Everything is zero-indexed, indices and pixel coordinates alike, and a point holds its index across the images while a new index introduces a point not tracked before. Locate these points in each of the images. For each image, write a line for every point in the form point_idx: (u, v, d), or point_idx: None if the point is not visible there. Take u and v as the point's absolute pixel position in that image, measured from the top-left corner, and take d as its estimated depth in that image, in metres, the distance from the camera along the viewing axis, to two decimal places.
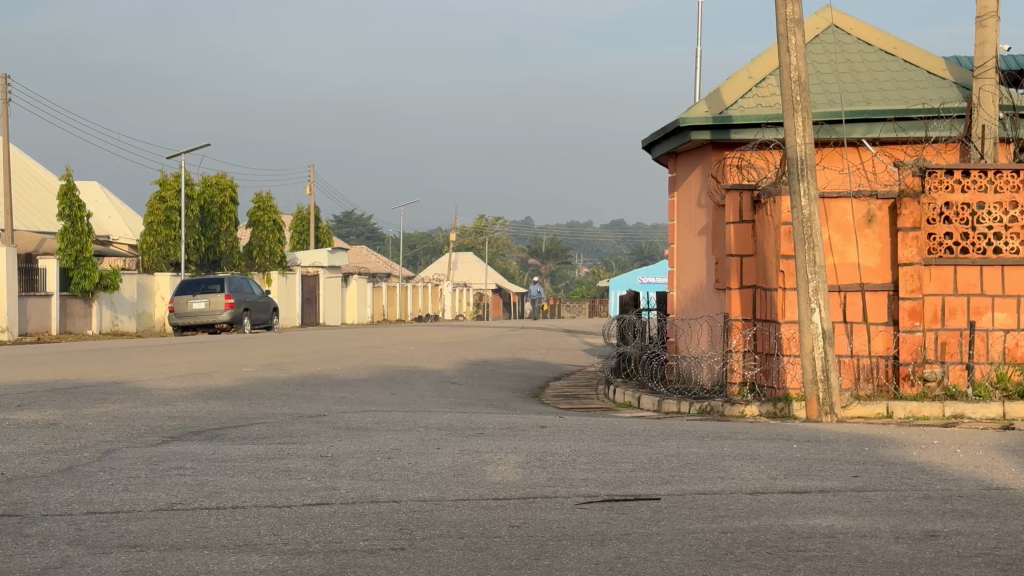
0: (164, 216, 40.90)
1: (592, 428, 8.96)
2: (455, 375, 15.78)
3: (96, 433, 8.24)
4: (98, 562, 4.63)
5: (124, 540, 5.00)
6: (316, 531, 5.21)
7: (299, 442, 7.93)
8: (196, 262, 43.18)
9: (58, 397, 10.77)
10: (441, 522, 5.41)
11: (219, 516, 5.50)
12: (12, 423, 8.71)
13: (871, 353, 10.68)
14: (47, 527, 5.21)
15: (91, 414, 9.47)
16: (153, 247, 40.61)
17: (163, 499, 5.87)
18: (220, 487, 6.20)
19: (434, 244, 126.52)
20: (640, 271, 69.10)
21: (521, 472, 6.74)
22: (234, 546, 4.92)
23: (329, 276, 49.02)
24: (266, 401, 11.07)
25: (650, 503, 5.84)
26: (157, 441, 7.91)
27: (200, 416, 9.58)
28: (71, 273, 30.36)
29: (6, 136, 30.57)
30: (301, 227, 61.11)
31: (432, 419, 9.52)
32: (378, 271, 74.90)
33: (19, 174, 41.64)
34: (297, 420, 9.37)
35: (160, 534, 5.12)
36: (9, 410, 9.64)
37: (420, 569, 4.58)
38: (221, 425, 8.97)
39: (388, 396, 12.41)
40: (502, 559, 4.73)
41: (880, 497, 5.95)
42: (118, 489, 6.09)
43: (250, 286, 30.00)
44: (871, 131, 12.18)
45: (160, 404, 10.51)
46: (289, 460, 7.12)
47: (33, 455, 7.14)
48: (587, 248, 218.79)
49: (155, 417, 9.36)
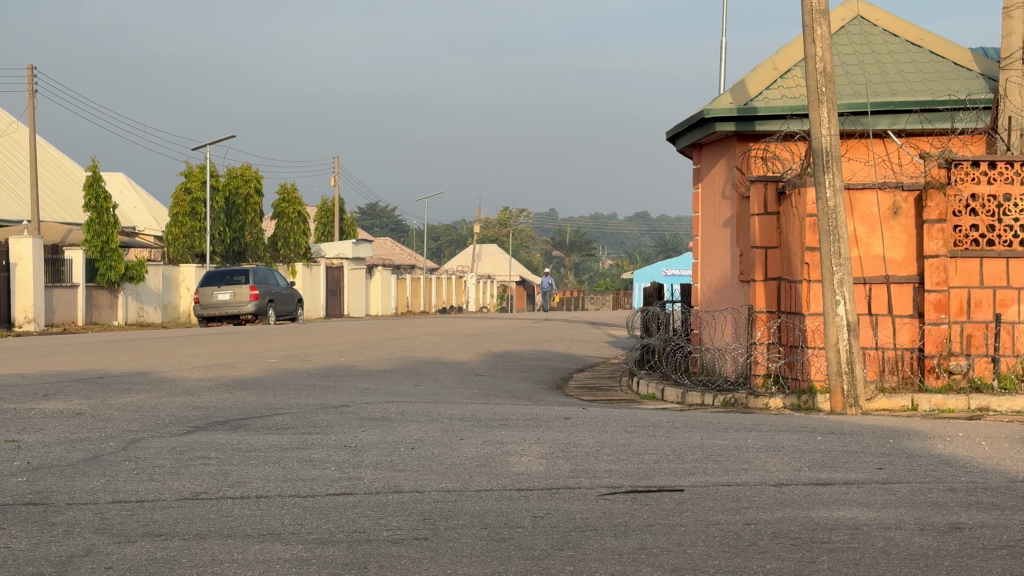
0: (190, 208, 41.04)
1: (617, 420, 8.96)
2: (479, 366, 15.79)
3: (121, 423, 8.28)
4: (123, 551, 4.66)
5: (148, 529, 5.02)
6: (340, 521, 5.22)
7: (323, 433, 7.96)
8: (221, 253, 43.30)
9: (84, 387, 10.83)
10: (464, 512, 5.41)
11: (244, 505, 5.52)
12: (38, 413, 8.76)
13: (896, 345, 10.66)
14: (72, 516, 5.24)
15: (116, 404, 9.52)
16: (179, 239, 40.68)
17: (188, 488, 5.90)
18: (244, 477, 6.23)
19: (457, 236, 126.59)
20: (666, 263, 69.00)
21: (544, 463, 6.75)
22: (259, 535, 4.93)
23: (353, 269, 49.12)
24: (290, 391, 11.09)
25: (674, 494, 5.83)
26: (181, 431, 7.94)
27: (224, 406, 9.61)
28: (97, 264, 30.50)
29: (32, 128, 30.73)
30: (326, 218, 61.18)
31: (455, 410, 9.53)
32: (403, 263, 75.04)
33: (45, 166, 41.88)
34: (321, 410, 9.40)
35: (185, 523, 5.14)
36: (35, 400, 9.69)
37: (443, 559, 4.59)
38: (246, 415, 9.00)
39: (412, 387, 12.43)
40: (525, 549, 4.74)
41: (905, 489, 5.93)
42: (143, 478, 6.12)
43: (275, 277, 30.07)
44: (896, 122, 12.12)
45: (185, 394, 10.55)
46: (313, 450, 7.14)
47: (58, 444, 7.18)
48: (612, 241, 218.15)
49: (180, 408, 9.41)
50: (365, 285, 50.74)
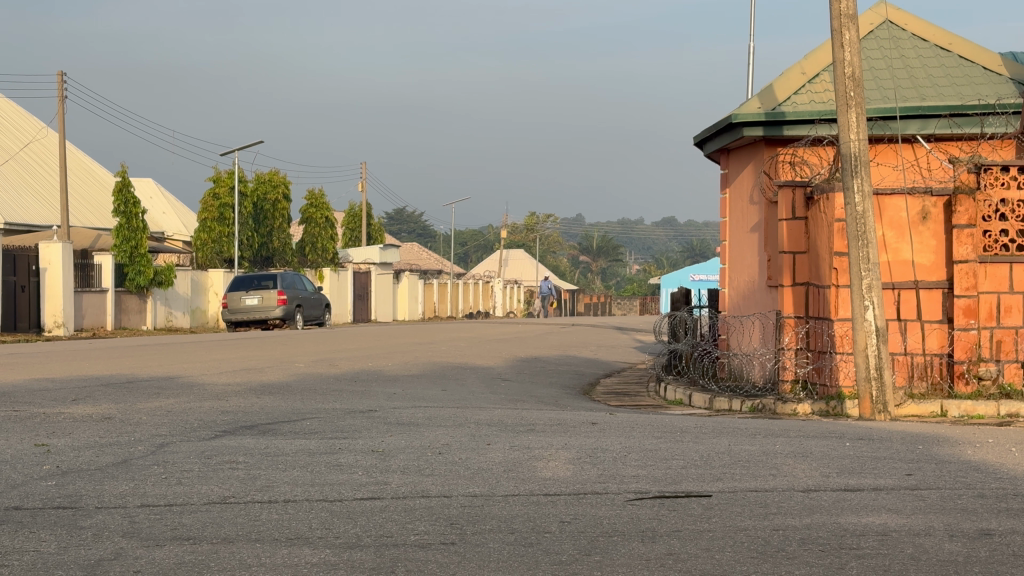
0: (218, 213, 41.22)
1: (644, 425, 8.93)
2: (506, 371, 15.81)
3: (150, 427, 8.31)
4: (151, 555, 4.68)
5: (177, 533, 5.04)
6: (367, 525, 5.23)
7: (351, 437, 7.97)
8: (249, 258, 43.45)
9: (114, 392, 10.88)
10: (492, 517, 5.42)
11: (271, 510, 5.53)
12: (69, 417, 8.82)
13: (924, 351, 10.60)
14: (100, 520, 5.26)
15: (145, 408, 9.56)
16: (208, 243, 40.95)
17: (216, 492, 5.92)
18: (272, 481, 6.24)
19: (485, 241, 126.62)
20: (693, 268, 69.13)
21: (571, 468, 6.75)
22: (286, 540, 4.95)
23: (380, 273, 49.18)
24: (318, 396, 11.12)
25: (702, 500, 5.82)
26: (210, 436, 7.96)
27: (252, 410, 9.66)
28: (127, 269, 30.66)
29: (62, 134, 30.90)
30: (353, 223, 61.35)
31: (482, 415, 9.53)
32: (430, 267, 75.15)
33: (75, 172, 42.16)
34: (349, 415, 9.41)
35: (213, 527, 5.16)
36: (64, 404, 9.75)
37: (471, 564, 4.59)
38: (274, 419, 9.03)
39: (439, 392, 12.43)
40: (553, 555, 4.73)
41: (935, 495, 5.89)
42: (172, 482, 6.15)
43: (302, 282, 30.12)
44: (925, 127, 12.08)
45: (214, 398, 10.58)
46: (341, 455, 7.14)
47: (88, 448, 7.22)
48: (639, 245, 217.89)
49: (209, 412, 9.45)
50: (392, 290, 50.84)
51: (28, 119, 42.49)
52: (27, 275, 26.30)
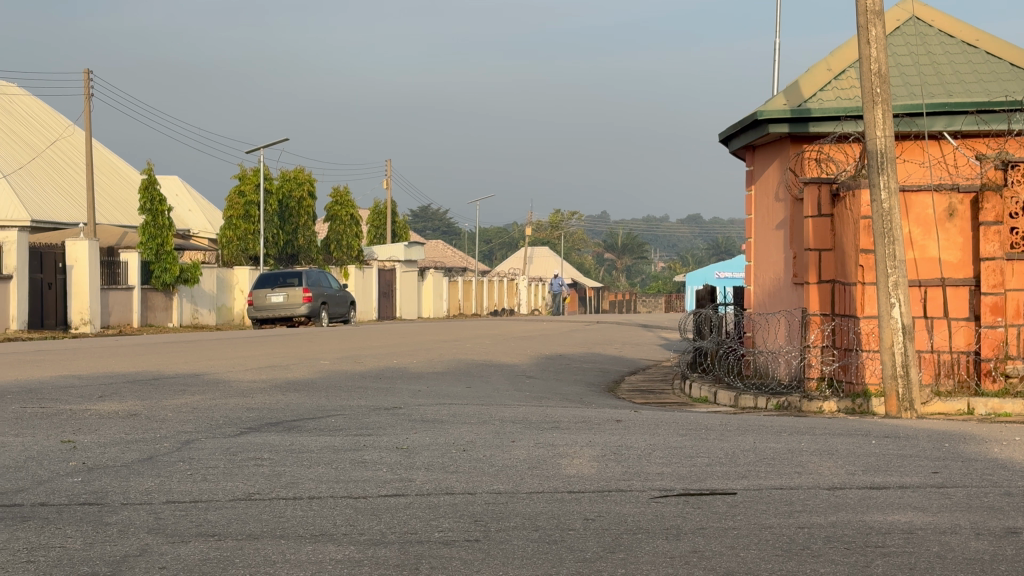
0: (243, 211, 41.36)
1: (669, 423, 8.91)
2: (530, 369, 15.80)
3: (176, 424, 8.35)
4: (177, 550, 4.69)
5: (202, 529, 5.06)
6: (392, 522, 5.24)
7: (376, 434, 7.99)
8: (275, 256, 43.54)
9: (140, 389, 10.93)
10: (517, 514, 5.41)
11: (296, 506, 5.55)
12: (95, 414, 8.87)
13: (951, 348, 10.54)
14: (126, 516, 5.28)
15: (171, 405, 9.61)
16: (233, 241, 41.14)
17: (241, 489, 5.94)
18: (297, 478, 6.26)
19: (510, 238, 126.63)
20: (718, 265, 68.90)
21: (596, 466, 6.74)
22: (311, 536, 4.96)
23: (405, 271, 49.21)
24: (344, 394, 11.14)
25: (727, 498, 5.80)
26: (235, 432, 7.99)
27: (277, 407, 9.69)
28: (153, 266, 30.79)
29: (88, 132, 31.02)
30: (378, 220, 61.42)
31: (507, 412, 9.53)
32: (455, 265, 75.21)
33: (102, 170, 42.37)
34: (373, 412, 9.44)
35: (238, 524, 5.18)
36: (90, 401, 9.79)
37: (494, 560, 4.59)
38: (299, 416, 9.06)
39: (464, 390, 12.43)
40: (577, 551, 4.73)
41: (961, 493, 5.86)
42: (197, 479, 6.16)
43: (327, 279, 30.15)
44: (952, 124, 11.98)
45: (239, 395, 10.62)
46: (365, 452, 7.16)
47: (114, 445, 7.25)
48: (665, 241, 217.48)
49: (234, 409, 9.48)
50: (417, 287, 50.90)
51: (54, 117, 42.73)
52: (53, 272, 26.43)
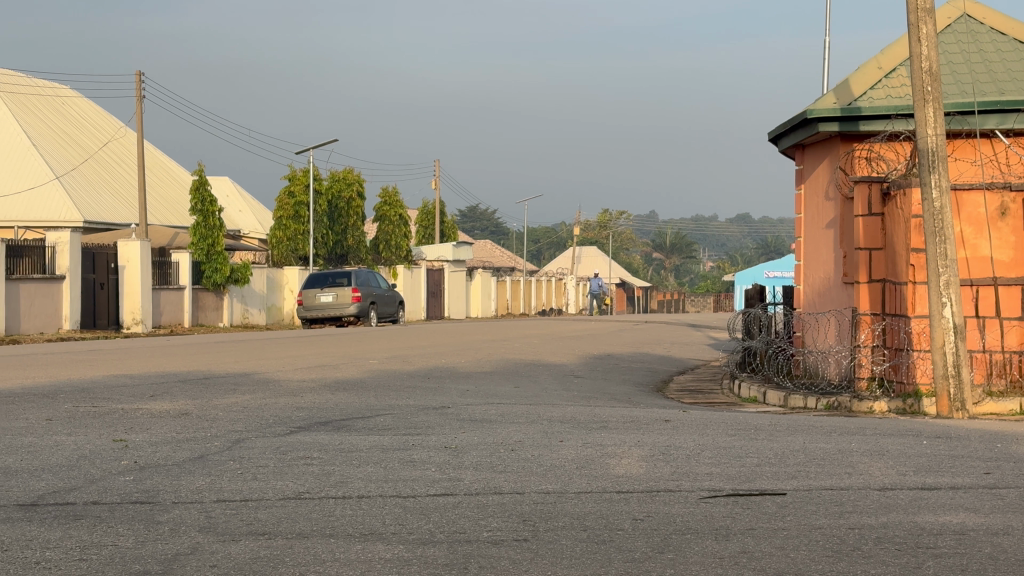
0: (293, 211, 41.61)
1: (718, 423, 8.88)
2: (578, 369, 15.79)
3: (227, 423, 8.41)
4: (228, 549, 4.72)
5: (253, 528, 5.09)
6: (441, 521, 5.25)
7: (424, 434, 8.01)
8: (324, 256, 43.73)
9: (191, 388, 11.01)
10: (565, 514, 5.41)
11: (346, 505, 5.57)
12: (146, 413, 8.95)
13: (1003, 348, 10.42)
14: (178, 515, 5.33)
15: (221, 404, 9.68)
16: (283, 241, 41.43)
17: (291, 488, 5.97)
18: (346, 477, 6.29)
19: (559, 238, 126.66)
20: (767, 264, 68.54)
21: (645, 466, 6.72)
22: (360, 535, 4.98)
23: (454, 271, 49.29)
24: (392, 393, 11.16)
25: (776, 499, 5.77)
26: (284, 431, 8.03)
27: (327, 406, 9.73)
28: (204, 267, 31.04)
29: (140, 133, 31.27)
30: (427, 220, 61.57)
31: (556, 412, 9.52)
32: (503, 265, 75.30)
33: (154, 171, 42.74)
34: (422, 411, 9.47)
35: (289, 522, 5.21)
36: (141, 401, 9.87)
37: (543, 560, 4.59)
38: (348, 415, 9.10)
39: (512, 390, 12.43)
40: (626, 552, 4.72)
41: (1013, 494, 5.81)
42: (248, 478, 6.21)
43: (377, 280, 30.26)
44: (1004, 122, 11.84)
45: (288, 394, 10.68)
46: (414, 451, 7.18)
47: (166, 444, 7.32)
48: (714, 240, 216.66)
49: (283, 408, 9.54)
50: (465, 287, 50.99)
51: (106, 118, 43.16)
52: (105, 272, 26.67)
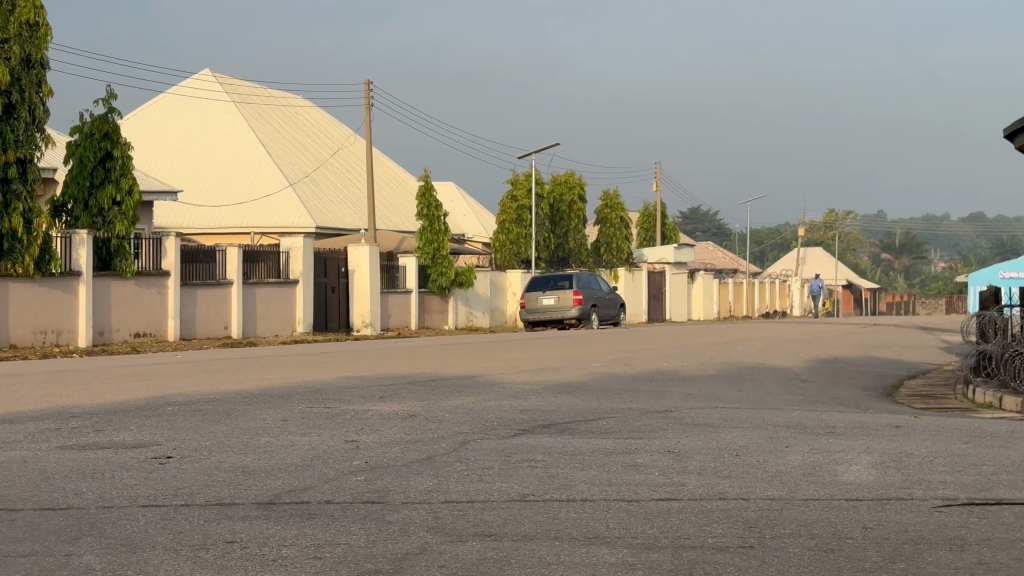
0: (516, 215, 42.03)
1: (951, 429, 8.59)
2: (804, 372, 15.52)
3: (453, 425, 8.55)
4: (455, 550, 4.80)
5: (479, 529, 5.16)
6: (665, 526, 5.23)
7: (648, 437, 7.99)
8: (547, 259, 44.07)
9: (418, 390, 11.23)
10: (792, 521, 5.32)
11: (570, 508, 5.60)
12: (376, 414, 9.17)
13: None
14: (407, 515, 5.44)
15: (448, 406, 9.85)
16: (506, 245, 41.83)
17: (516, 490, 6.03)
18: (570, 480, 6.32)
19: (782, 239, 124.70)
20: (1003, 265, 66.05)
21: (874, 473, 6.56)
22: (585, 539, 4.99)
23: (676, 273, 49.03)
24: (615, 396, 11.17)
25: (1015, 509, 5.55)
26: (509, 433, 8.12)
27: (551, 409, 9.79)
28: (430, 270, 31.68)
29: (368, 140, 32.07)
30: (649, 222, 61.41)
31: (782, 417, 9.36)
32: (726, 267, 74.51)
33: (382, 178, 43.81)
34: (646, 415, 9.44)
35: (515, 524, 5.27)
36: (372, 402, 10.13)
37: (769, 568, 4.52)
38: (572, 418, 9.14)
39: (737, 393, 12.29)
40: (854, 561, 4.62)
41: None
42: (474, 479, 6.30)
43: (599, 282, 30.33)
44: None
45: (513, 397, 10.79)
46: (638, 455, 7.17)
47: (395, 445, 7.48)
48: (945, 240, 209.96)
49: (509, 410, 9.64)
50: (688, 289, 50.66)
51: (337, 129, 44.36)
52: (336, 277, 27.46)
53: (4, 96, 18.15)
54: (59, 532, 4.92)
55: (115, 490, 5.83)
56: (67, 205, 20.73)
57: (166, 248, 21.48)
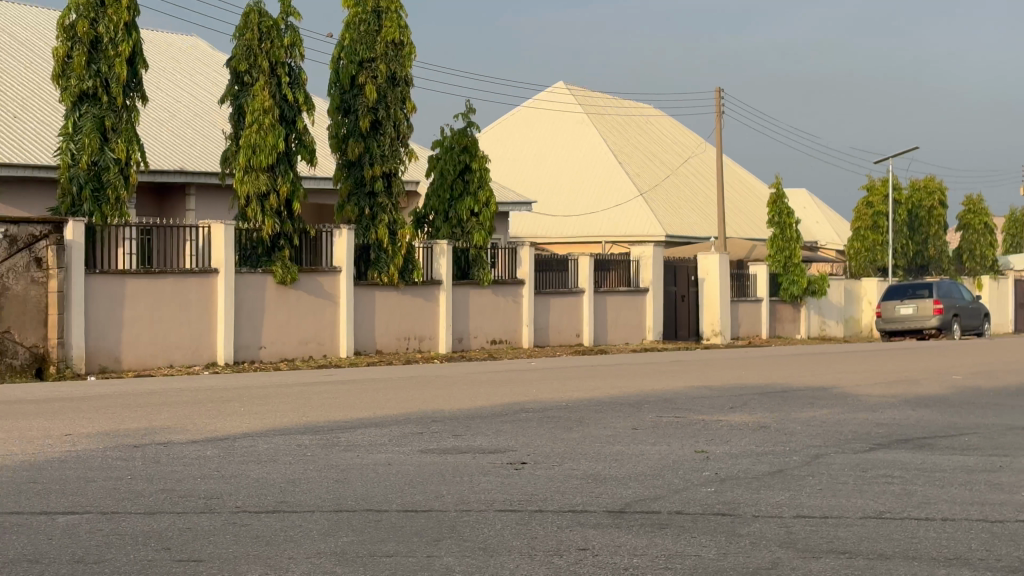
0: (871, 221, 40.88)
1: None
2: None
3: (806, 438, 8.38)
4: (809, 566, 4.70)
5: (833, 546, 5.04)
6: None
7: (1013, 456, 7.59)
8: (905, 267, 42.64)
9: (769, 401, 11.08)
10: None
11: (930, 527, 5.39)
12: (726, 425, 9.11)
13: None
14: (759, 528, 5.38)
15: (800, 418, 9.67)
16: (861, 252, 40.72)
17: (872, 507, 5.85)
18: (930, 498, 6.08)
19: None
20: None
21: None
22: (945, 560, 4.79)
23: None
24: (978, 412, 10.68)
25: None
26: (865, 448, 7.89)
27: (908, 424, 9.46)
28: (781, 279, 31.24)
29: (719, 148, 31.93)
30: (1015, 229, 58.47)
31: None
32: None
33: (733, 186, 43.52)
34: (1012, 432, 8.98)
35: (870, 541, 5.12)
36: (722, 412, 10.06)
37: None
38: (931, 434, 8.80)
39: None
40: None
41: None
42: (828, 494, 6.16)
43: (961, 291, 29.07)
44: None
45: (868, 410, 10.48)
46: (1003, 474, 6.83)
47: (746, 457, 7.41)
48: None
49: (863, 424, 9.38)
50: None
51: (689, 136, 44.32)
52: (686, 286, 27.46)
53: (371, 113, 18.97)
54: (420, 532, 5.14)
55: (473, 494, 6.03)
56: (429, 217, 21.47)
57: (521, 258, 22.08)
